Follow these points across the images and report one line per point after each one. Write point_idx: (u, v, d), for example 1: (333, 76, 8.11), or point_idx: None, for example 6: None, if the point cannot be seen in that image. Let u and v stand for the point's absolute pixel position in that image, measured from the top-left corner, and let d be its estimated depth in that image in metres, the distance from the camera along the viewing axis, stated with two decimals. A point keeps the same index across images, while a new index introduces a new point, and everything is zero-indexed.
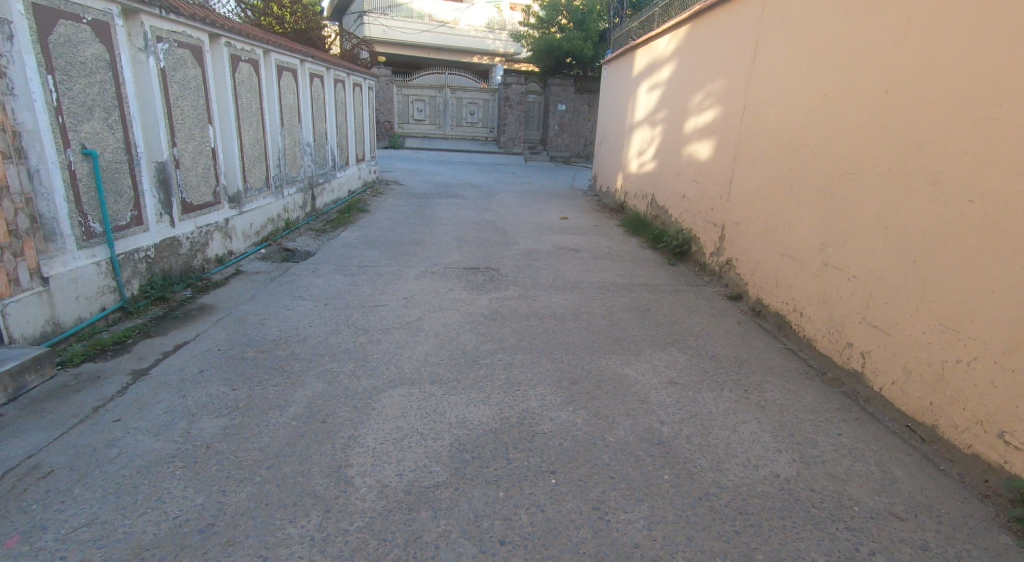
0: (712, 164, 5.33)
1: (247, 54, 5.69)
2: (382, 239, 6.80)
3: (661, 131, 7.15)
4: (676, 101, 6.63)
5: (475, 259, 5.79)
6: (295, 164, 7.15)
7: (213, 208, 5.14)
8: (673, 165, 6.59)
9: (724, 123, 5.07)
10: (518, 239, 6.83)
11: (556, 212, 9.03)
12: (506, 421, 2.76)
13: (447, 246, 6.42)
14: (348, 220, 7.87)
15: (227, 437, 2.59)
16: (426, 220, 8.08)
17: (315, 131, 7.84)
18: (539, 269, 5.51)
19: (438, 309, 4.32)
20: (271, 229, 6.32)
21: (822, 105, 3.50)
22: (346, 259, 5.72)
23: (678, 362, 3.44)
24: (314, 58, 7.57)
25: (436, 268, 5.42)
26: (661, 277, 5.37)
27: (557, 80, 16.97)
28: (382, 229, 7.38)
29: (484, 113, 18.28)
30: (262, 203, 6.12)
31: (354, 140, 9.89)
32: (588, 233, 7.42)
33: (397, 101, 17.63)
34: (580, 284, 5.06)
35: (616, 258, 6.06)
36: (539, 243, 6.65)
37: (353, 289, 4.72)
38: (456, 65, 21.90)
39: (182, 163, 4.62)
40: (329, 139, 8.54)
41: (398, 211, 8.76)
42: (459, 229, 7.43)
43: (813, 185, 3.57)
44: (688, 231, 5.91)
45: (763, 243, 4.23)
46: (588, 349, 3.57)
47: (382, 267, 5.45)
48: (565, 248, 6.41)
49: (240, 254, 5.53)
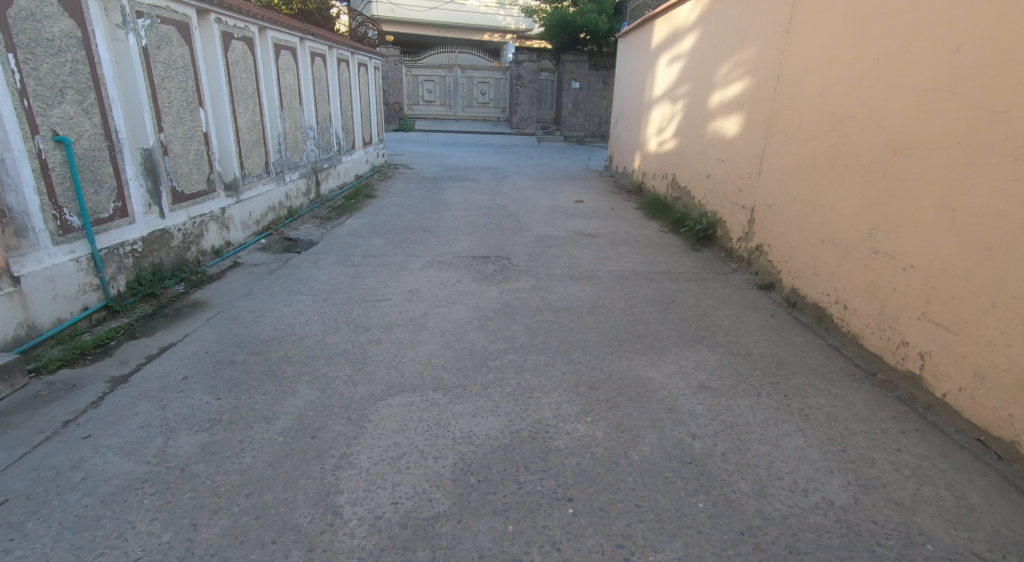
0: (741, 141, 4.93)
1: (240, 32, 5.37)
2: (388, 227, 6.49)
3: (683, 107, 6.72)
4: (699, 74, 6.21)
5: (485, 247, 5.47)
6: (296, 149, 6.84)
7: (208, 197, 4.84)
8: (696, 142, 6.17)
9: (755, 95, 4.66)
10: (531, 225, 6.48)
11: (571, 195, 8.65)
12: (517, 435, 2.46)
13: (456, 233, 6.10)
14: (354, 206, 7.58)
15: (205, 457, 2.32)
16: (435, 205, 7.76)
17: (318, 113, 7.52)
18: (553, 257, 5.17)
19: (445, 303, 4.01)
20: (272, 218, 6.04)
21: (872, 72, 3.10)
22: (350, 249, 5.44)
23: (708, 363, 3.10)
24: (314, 37, 7.23)
25: (444, 258, 5.12)
26: (685, 265, 5.00)
27: (570, 56, 16.45)
28: (389, 215, 7.07)
29: (495, 92, 17.80)
30: (261, 190, 5.83)
31: (360, 123, 9.57)
32: (605, 217, 7.04)
33: (407, 82, 17.26)
34: (597, 273, 4.71)
35: (635, 244, 5.68)
36: (552, 229, 6.30)
37: (355, 282, 4.43)
38: (466, 43, 21.37)
39: (171, 149, 4.32)
40: (334, 122, 8.23)
41: (406, 197, 8.45)
42: (469, 214, 7.10)
43: (860, 161, 3.20)
44: (714, 213, 5.53)
45: (801, 227, 3.86)
46: (607, 349, 3.25)
47: (387, 257, 5.14)
48: (581, 234, 6.05)
49: (239, 245, 5.23)
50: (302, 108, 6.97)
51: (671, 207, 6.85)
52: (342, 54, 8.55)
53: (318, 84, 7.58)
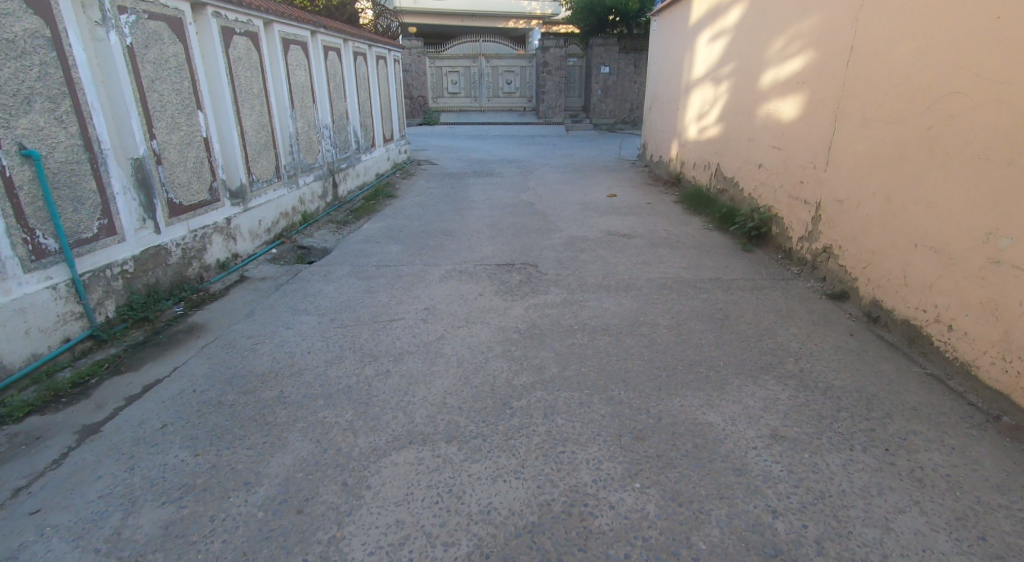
0: (801, 126, 4.35)
1: (243, 27, 4.95)
2: (407, 230, 6.05)
3: (728, 89, 6.09)
4: (747, 51, 5.58)
5: (510, 253, 4.99)
6: (310, 150, 6.43)
7: (212, 206, 4.41)
8: (744, 128, 5.56)
9: (821, 72, 4.07)
10: (561, 225, 5.95)
11: (603, 188, 8.08)
12: (546, 510, 1.97)
13: (480, 237, 5.62)
14: (374, 208, 7.18)
15: (167, 543, 1.90)
16: (458, 204, 7.30)
17: (333, 110, 7.11)
18: (587, 263, 4.65)
19: (463, 323, 3.54)
20: (285, 224, 5.65)
21: (1003, 44, 2.59)
22: (365, 257, 5.01)
23: (779, 402, 2.57)
24: (326, 29, 6.79)
25: (465, 266, 4.65)
26: (737, 269, 4.43)
27: (599, 40, 15.73)
28: (409, 217, 6.65)
29: (521, 81, 17.20)
30: (272, 196, 5.44)
31: (380, 119, 9.16)
32: (642, 213, 6.45)
33: (431, 74, 16.82)
34: (638, 282, 4.17)
35: (678, 245, 5.10)
36: (584, 229, 5.76)
37: (367, 298, 3.99)
38: (491, 31, 20.77)
39: (166, 157, 3.90)
40: (351, 119, 7.82)
41: (428, 196, 8.01)
42: (494, 214, 6.61)
43: (983, 150, 2.67)
44: (767, 208, 4.93)
45: (888, 226, 3.30)
46: (653, 384, 2.73)
47: (403, 267, 4.70)
48: (615, 235, 5.51)
49: (248, 256, 4.84)
50: (315, 107, 6.55)
51: (716, 201, 6.22)
52: (358, 47, 8.10)
53: (333, 79, 7.15)
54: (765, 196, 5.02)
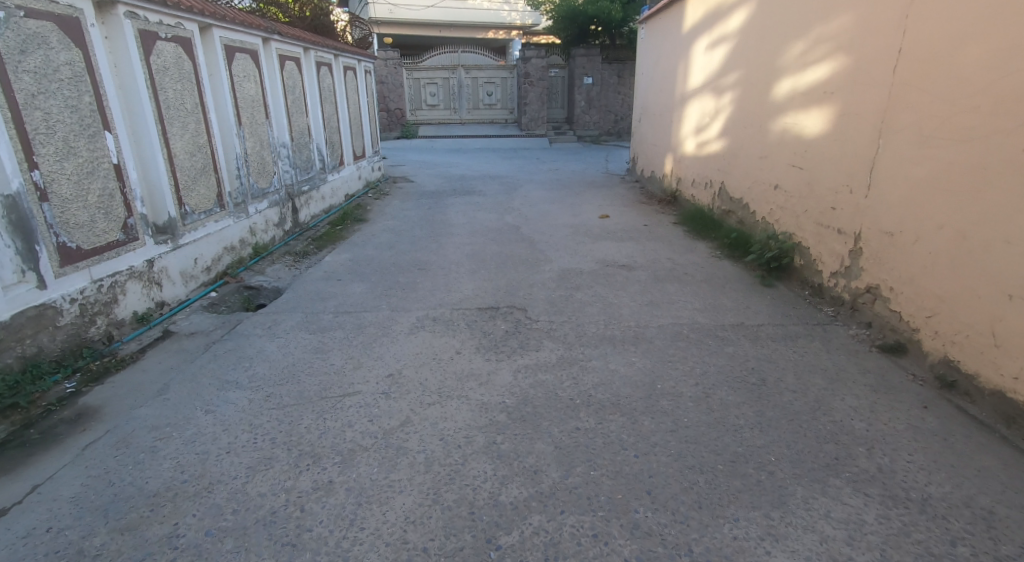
0: (830, 142, 3.70)
1: (170, 30, 4.18)
2: (374, 264, 5.30)
3: (733, 99, 5.45)
4: (755, 57, 4.95)
5: (494, 294, 4.27)
6: (264, 173, 5.66)
7: (126, 247, 3.62)
8: (754, 143, 4.92)
9: (854, 79, 3.42)
10: (550, 255, 5.26)
11: (594, 208, 7.41)
12: None
13: (458, 272, 4.90)
14: (339, 235, 6.42)
15: None
16: (434, 229, 6.58)
17: (292, 127, 6.35)
18: (584, 306, 3.96)
19: (436, 397, 2.81)
20: (230, 260, 4.86)
21: None
22: (322, 301, 4.25)
23: (868, 530, 1.86)
24: (282, 36, 6.05)
25: (440, 312, 3.93)
26: (761, 310, 3.75)
27: (581, 50, 15.21)
28: (379, 246, 5.90)
29: (502, 93, 16.59)
30: (212, 229, 4.65)
31: (350, 134, 8.41)
32: (639, 239, 5.78)
33: (408, 86, 16.14)
34: (647, 331, 3.48)
35: (686, 280, 4.42)
36: (576, 259, 5.08)
37: (316, 361, 3.24)
38: (470, 40, 20.12)
39: (55, 192, 3.16)
40: (315, 136, 7.06)
41: (401, 219, 7.27)
42: (474, 241, 5.90)
43: None
44: (788, 235, 4.27)
45: (957, 268, 2.65)
46: (688, 497, 2.02)
47: (366, 314, 3.96)
48: (613, 266, 4.83)
49: (176, 304, 4.05)
50: (270, 124, 5.78)
51: (723, 224, 5.56)
52: (322, 57, 7.36)
53: (292, 92, 6.40)
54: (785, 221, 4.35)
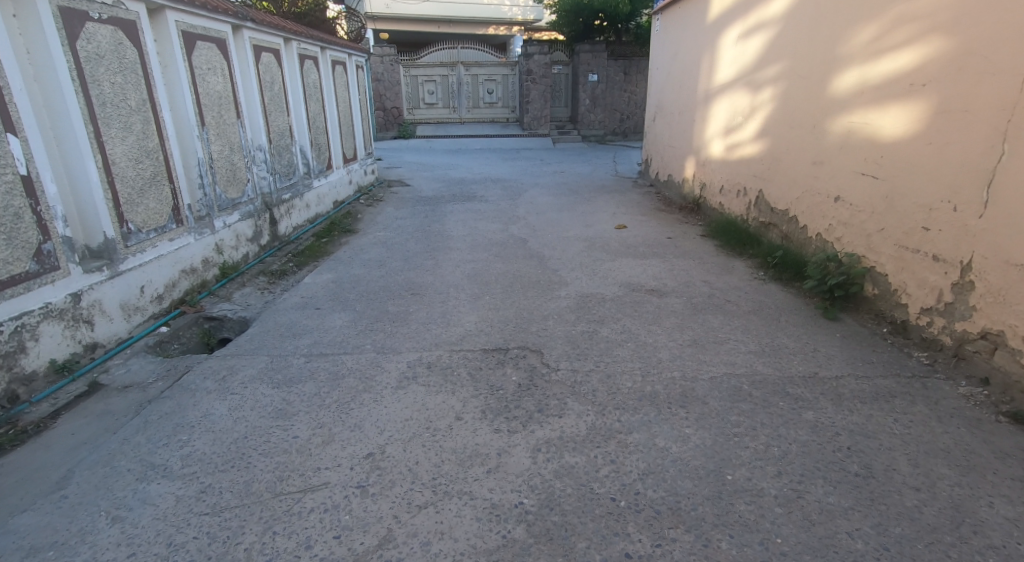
0: (924, 148, 2.98)
1: (106, 10, 3.44)
2: (360, 286, 4.58)
3: (775, 94, 4.72)
4: (804, 45, 4.21)
5: (501, 329, 3.55)
6: (236, 180, 4.92)
7: (39, 279, 2.95)
8: (805, 147, 4.19)
9: (969, 69, 2.70)
10: (565, 277, 4.55)
11: (609, 217, 6.69)
12: None
13: (457, 297, 4.18)
14: (324, 250, 5.70)
15: None
16: (430, 242, 5.86)
17: (269, 127, 5.60)
18: (612, 347, 3.24)
19: (429, 493, 2.11)
20: (189, 285, 4.15)
21: None
22: (294, 339, 3.53)
23: None
24: (257, 24, 5.30)
25: (435, 356, 3.21)
26: (835, 353, 3.01)
27: (586, 46, 14.49)
28: (367, 264, 5.18)
29: (503, 91, 15.87)
30: (166, 250, 3.93)
31: (339, 134, 7.65)
32: (665, 256, 5.06)
33: (405, 84, 15.42)
34: (698, 384, 2.76)
35: (731, 310, 3.70)
36: (596, 283, 4.36)
37: (274, 432, 2.53)
38: (471, 37, 19.42)
39: None
40: (297, 137, 6.32)
41: (394, 229, 6.55)
42: (475, 258, 5.18)
43: None
44: (855, 256, 3.53)
45: None
46: None
47: (346, 357, 3.23)
48: (639, 292, 4.12)
49: (114, 346, 3.36)
50: (242, 124, 5.04)
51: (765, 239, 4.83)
52: (306, 49, 6.61)
53: (270, 89, 5.65)
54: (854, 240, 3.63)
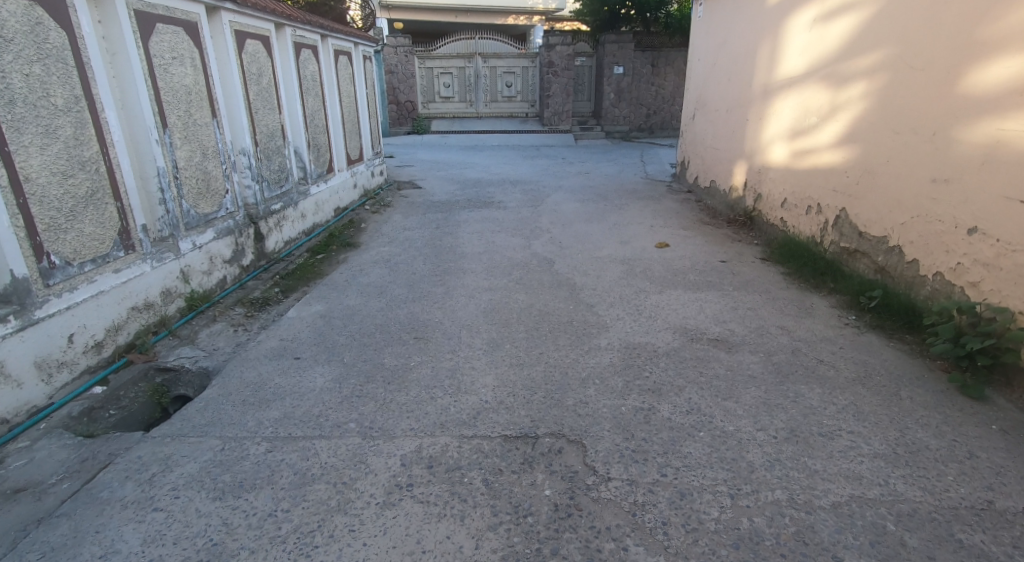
0: None
1: None
2: (353, 323, 3.76)
3: (869, 91, 3.86)
4: (921, 29, 3.35)
5: (525, 400, 2.72)
6: (211, 192, 4.12)
7: None
8: (920, 158, 3.34)
9: None
10: (603, 317, 3.69)
11: (648, 233, 5.80)
12: None
13: (471, 345, 3.35)
14: (318, 270, 4.90)
15: None
16: (441, 262, 5.03)
17: (255, 126, 4.78)
18: (679, 438, 2.38)
19: None
20: (143, 325, 3.35)
21: None
22: (259, 407, 2.72)
23: None
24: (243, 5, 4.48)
25: (439, 446, 2.39)
26: (1002, 468, 2.15)
27: (612, 36, 13.52)
28: (366, 291, 4.36)
29: (522, 84, 14.89)
30: (113, 282, 3.13)
31: (342, 133, 6.84)
32: (723, 288, 4.18)
33: (420, 76, 14.62)
34: (816, 522, 1.91)
35: (829, 378, 2.82)
36: (643, 328, 3.50)
37: None
38: (489, 27, 18.51)
39: None
40: (291, 137, 5.50)
41: (401, 244, 5.73)
42: (493, 286, 4.35)
43: None
44: (1010, 313, 2.69)
45: None
46: None
47: (320, 444, 2.42)
48: (701, 344, 3.26)
49: (23, 421, 2.57)
50: (220, 125, 4.22)
51: (856, 272, 3.93)
52: (304, 37, 5.77)
53: (257, 81, 4.83)
54: (1013, 290, 2.72)
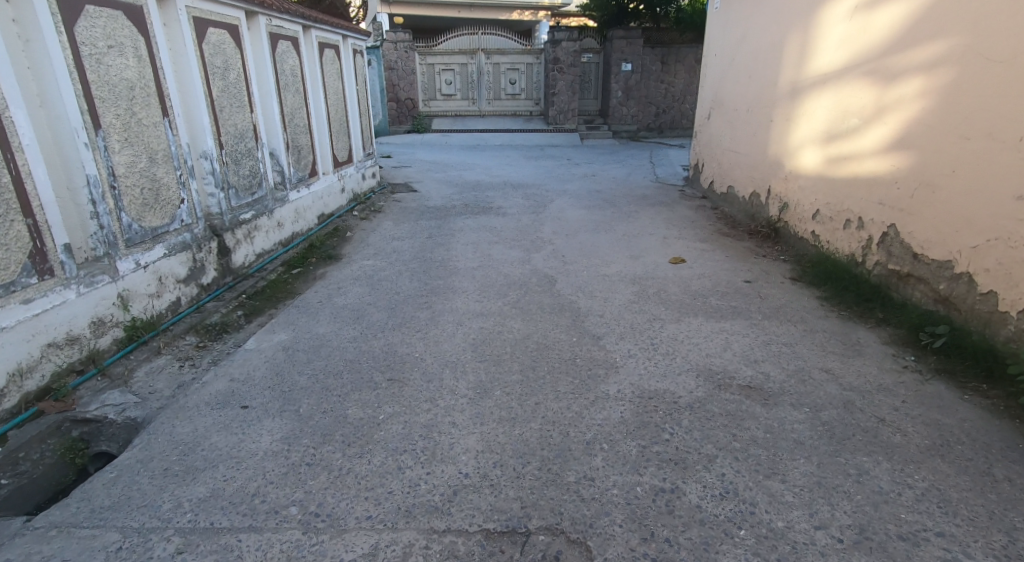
0: None
1: None
2: (320, 355, 3.21)
3: (926, 89, 3.30)
4: (997, 16, 2.79)
5: (513, 477, 2.15)
6: (161, 203, 3.54)
7: None
8: (998, 171, 2.78)
9: None
10: (611, 355, 3.13)
11: (661, 246, 5.23)
12: None
13: (454, 390, 2.80)
14: (291, 288, 4.34)
15: None
16: (429, 279, 4.47)
17: (220, 125, 4.20)
18: (713, 542, 1.83)
19: None
20: (64, 364, 2.84)
21: None
22: (183, 480, 2.19)
23: None
24: None
25: (403, 551, 1.85)
26: None
27: (620, 31, 12.91)
28: (340, 315, 3.80)
29: (527, 81, 14.32)
30: (18, 317, 2.63)
31: (328, 133, 6.27)
32: (752, 317, 3.61)
33: (421, 73, 14.08)
34: None
35: (898, 446, 2.24)
36: (660, 371, 2.94)
37: None
38: (493, 23, 17.94)
39: None
40: (264, 138, 4.92)
41: (387, 256, 5.18)
42: (485, 311, 3.79)
43: None
44: None
45: None
46: None
47: (250, 542, 1.91)
48: (731, 395, 2.70)
49: None
50: (172, 124, 3.60)
51: (913, 303, 3.38)
52: (282, 27, 5.19)
53: (224, 77, 4.26)
54: None
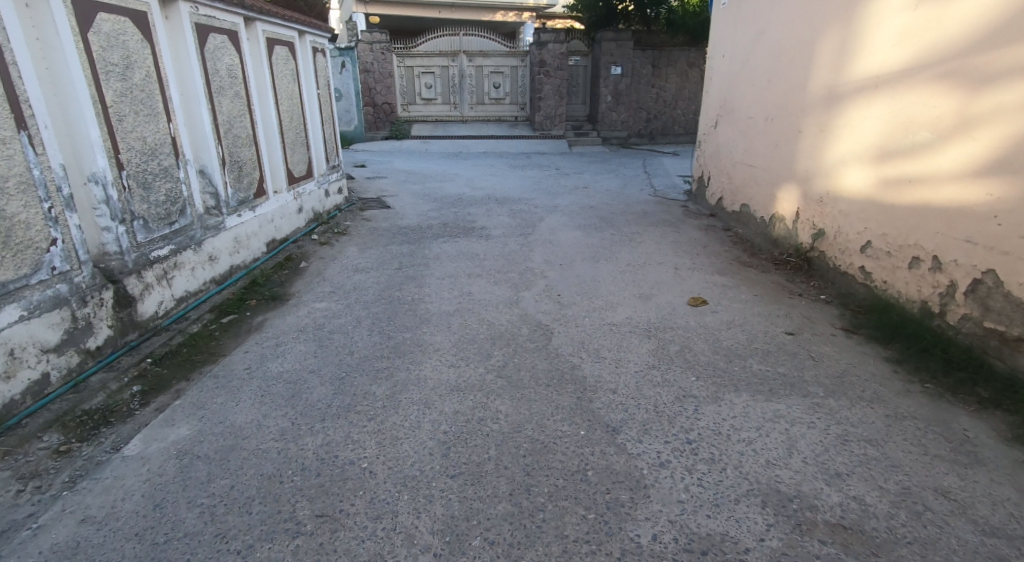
0: None
1: None
2: (228, 462, 2.28)
3: None
4: None
5: None
6: (14, 247, 2.61)
7: None
8: None
9: None
10: (638, 462, 2.26)
11: (674, 282, 4.37)
12: None
13: (412, 539, 1.90)
14: (216, 345, 3.41)
15: None
16: (392, 331, 3.56)
17: (118, 139, 3.26)
18: None
19: None
20: None
21: None
22: None
23: None
24: None
25: None
26: None
27: (609, 33, 12.12)
28: (270, 389, 2.88)
29: (511, 85, 13.47)
30: None
31: (278, 145, 5.34)
32: (813, 392, 2.75)
33: (399, 76, 13.16)
34: None
35: None
36: (710, 494, 2.07)
37: None
38: (475, 23, 17.13)
39: None
40: (189, 153, 3.97)
41: (346, 295, 4.26)
42: (463, 382, 2.90)
43: None
44: None
45: None
46: None
47: None
48: (820, 548, 1.84)
49: None
50: (36, 141, 2.68)
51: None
52: (214, 18, 4.27)
53: (126, 79, 3.34)
54: None
